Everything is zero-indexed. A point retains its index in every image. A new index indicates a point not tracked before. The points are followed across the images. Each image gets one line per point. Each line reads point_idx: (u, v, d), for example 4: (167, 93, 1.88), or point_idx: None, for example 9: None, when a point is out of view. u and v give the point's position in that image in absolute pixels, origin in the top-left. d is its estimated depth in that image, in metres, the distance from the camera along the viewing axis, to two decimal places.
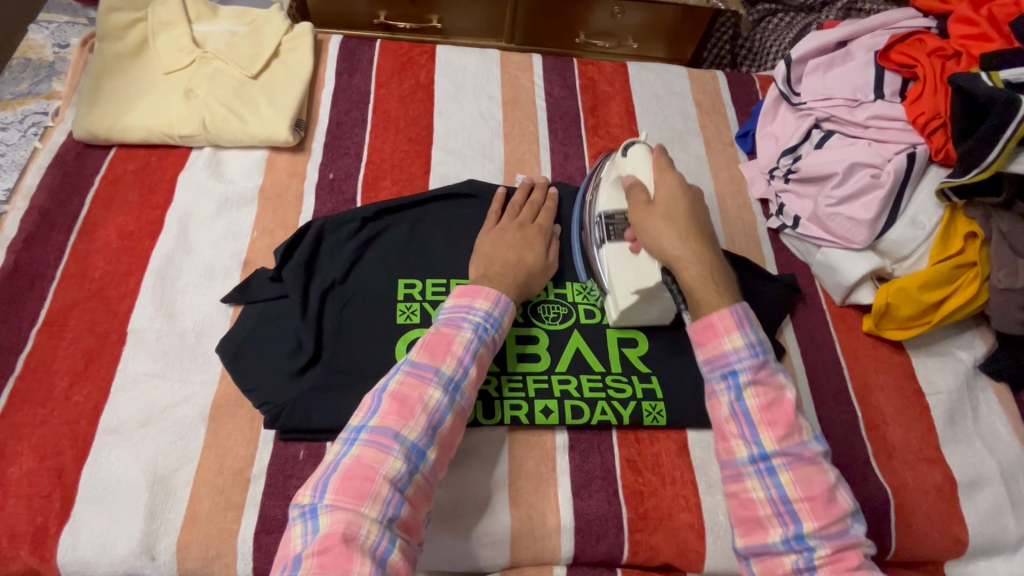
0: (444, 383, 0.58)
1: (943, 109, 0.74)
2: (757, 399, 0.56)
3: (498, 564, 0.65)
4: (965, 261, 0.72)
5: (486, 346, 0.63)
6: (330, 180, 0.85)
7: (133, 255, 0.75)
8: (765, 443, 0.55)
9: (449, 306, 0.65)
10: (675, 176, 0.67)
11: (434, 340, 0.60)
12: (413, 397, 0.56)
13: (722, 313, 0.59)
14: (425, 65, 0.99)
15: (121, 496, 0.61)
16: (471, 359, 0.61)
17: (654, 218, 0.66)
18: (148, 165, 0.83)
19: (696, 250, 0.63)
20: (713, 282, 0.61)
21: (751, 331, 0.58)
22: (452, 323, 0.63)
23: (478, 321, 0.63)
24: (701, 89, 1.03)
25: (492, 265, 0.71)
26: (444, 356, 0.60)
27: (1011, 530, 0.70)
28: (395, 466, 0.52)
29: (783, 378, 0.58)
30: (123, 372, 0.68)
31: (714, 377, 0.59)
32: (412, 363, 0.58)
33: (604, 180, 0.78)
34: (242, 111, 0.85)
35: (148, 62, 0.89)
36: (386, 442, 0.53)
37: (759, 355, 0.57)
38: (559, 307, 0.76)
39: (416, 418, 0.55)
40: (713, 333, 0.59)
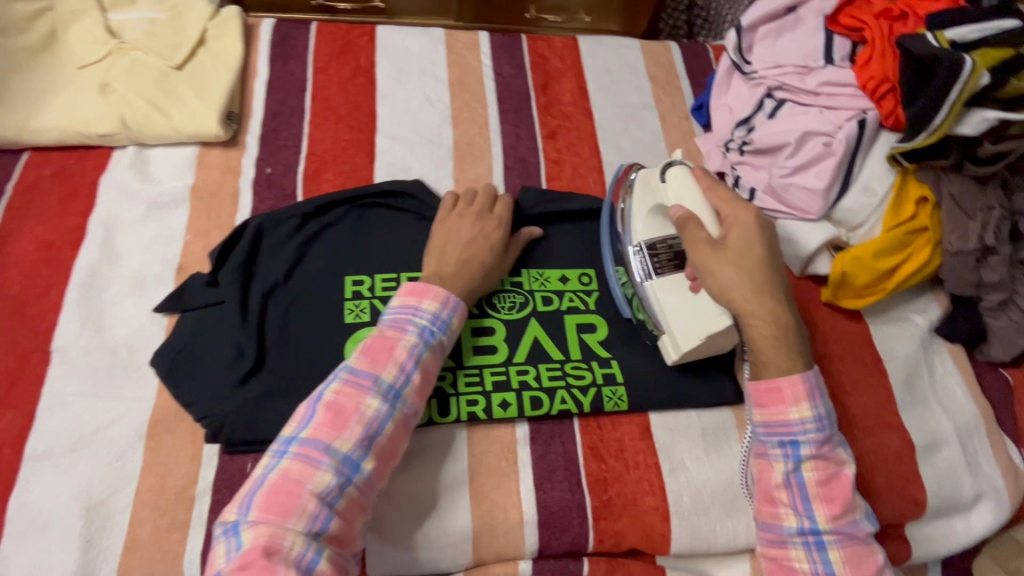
0: (384, 391, 0.56)
1: (891, 72, 0.73)
2: (816, 474, 0.60)
3: (461, 565, 0.63)
4: (916, 226, 0.72)
5: (433, 351, 0.60)
6: (267, 175, 0.80)
7: (54, 267, 0.70)
8: (819, 520, 0.59)
9: (397, 306, 0.62)
10: (747, 217, 0.65)
11: (374, 345, 0.58)
12: (349, 407, 0.54)
13: (789, 376, 0.60)
14: (365, 47, 0.94)
15: (54, 526, 0.57)
16: (415, 365, 0.58)
17: (725, 268, 0.63)
18: (65, 169, 0.77)
19: (767, 306, 0.62)
20: (783, 342, 0.61)
21: (819, 402, 0.61)
22: (398, 326, 0.60)
23: (425, 324, 0.60)
24: (654, 61, 1.00)
25: (444, 260, 0.68)
26: (386, 361, 0.57)
27: (967, 488, 0.72)
28: (324, 480, 0.50)
29: (841, 454, 0.62)
30: (50, 394, 0.63)
31: (772, 442, 0.61)
32: (350, 370, 0.55)
33: (641, 204, 0.74)
34: (166, 105, 0.79)
35: (59, 56, 0.82)
36: (316, 456, 0.51)
37: (825, 431, 0.60)
38: (516, 296, 0.74)
39: (351, 429, 0.53)
40: (779, 398, 0.61)
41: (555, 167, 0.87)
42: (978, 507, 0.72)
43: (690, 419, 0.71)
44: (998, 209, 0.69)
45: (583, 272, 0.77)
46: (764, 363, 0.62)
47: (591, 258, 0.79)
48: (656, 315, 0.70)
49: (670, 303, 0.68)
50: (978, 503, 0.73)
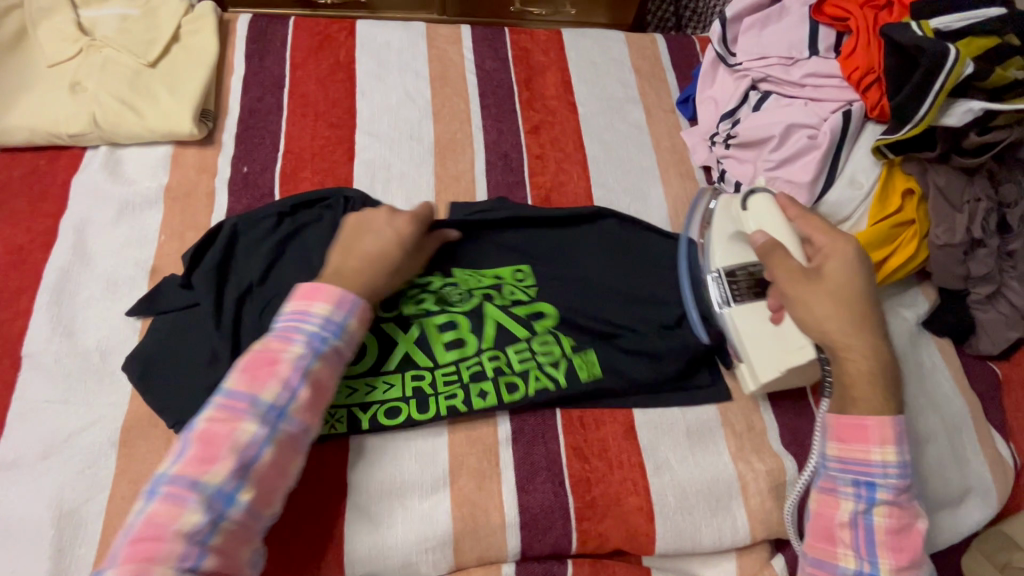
0: (263, 413, 0.54)
1: (876, 63, 0.71)
2: (887, 520, 0.58)
3: (441, 569, 0.62)
4: (903, 219, 0.71)
5: (323, 361, 0.57)
6: (244, 174, 0.78)
7: (24, 270, 0.69)
8: (882, 567, 0.57)
9: (284, 315, 0.59)
10: (846, 248, 0.63)
11: (253, 364, 0.55)
12: (222, 435, 0.52)
13: (876, 418, 0.58)
14: (344, 42, 0.92)
15: (25, 535, 0.56)
16: (301, 379, 0.56)
17: (821, 300, 0.62)
18: (36, 170, 0.75)
19: (865, 343, 0.60)
20: (876, 382, 0.60)
21: (905, 449, 0.59)
22: (283, 338, 0.57)
23: (313, 332, 0.58)
24: (639, 54, 0.99)
25: (347, 257, 0.64)
26: (265, 380, 0.55)
27: (955, 484, 0.71)
28: (191, 519, 0.49)
29: (916, 506, 0.60)
30: (21, 401, 0.62)
31: (847, 479, 0.59)
32: (226, 395, 0.54)
33: (720, 231, 0.73)
34: (139, 103, 0.78)
35: (29, 54, 0.81)
36: (182, 494, 0.49)
37: (905, 479, 0.58)
38: (447, 293, 0.71)
39: (223, 459, 0.51)
40: (863, 437, 0.58)
41: (539, 162, 0.85)
42: (966, 503, 0.72)
43: (674, 417, 0.70)
44: (985, 201, 0.69)
45: (516, 269, 0.75)
46: (851, 401, 0.60)
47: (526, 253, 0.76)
48: (736, 342, 0.69)
49: (749, 331, 0.68)
50: (966, 498, 0.72)
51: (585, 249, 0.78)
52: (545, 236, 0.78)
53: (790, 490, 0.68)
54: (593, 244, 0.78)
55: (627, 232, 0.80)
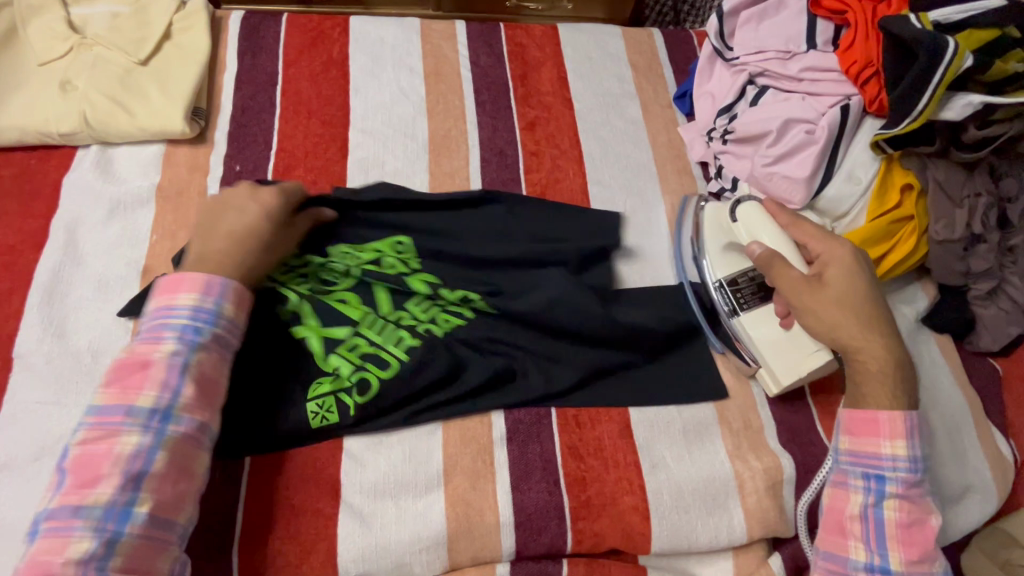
0: (144, 420, 0.53)
1: (875, 56, 0.70)
2: (897, 514, 0.59)
3: (436, 569, 0.62)
4: (901, 215, 0.70)
5: (201, 352, 0.57)
6: (236, 173, 0.78)
7: (15, 271, 0.68)
8: (891, 559, 0.58)
9: (149, 316, 0.58)
10: (840, 251, 0.65)
11: (120, 375, 0.55)
12: (99, 453, 0.51)
13: (891, 411, 0.60)
14: (338, 39, 0.91)
15: (15, 538, 0.56)
16: (180, 376, 0.55)
17: (825, 305, 0.63)
18: (27, 169, 0.75)
19: (875, 341, 0.62)
20: (888, 378, 0.61)
21: (916, 443, 0.60)
22: (152, 340, 0.56)
23: (184, 326, 0.57)
24: (636, 49, 0.98)
25: (210, 238, 0.63)
26: (136, 391, 0.54)
27: (954, 482, 0.71)
28: (82, 545, 0.48)
29: (928, 502, 0.61)
30: (12, 402, 0.62)
31: (856, 471, 0.61)
32: (95, 412, 0.53)
33: (712, 244, 0.75)
34: (130, 102, 0.77)
35: (18, 52, 0.80)
36: (66, 524, 0.49)
37: (916, 473, 0.59)
38: (328, 268, 0.70)
39: (106, 475, 0.51)
40: (873, 429, 0.60)
41: (534, 159, 0.85)
42: (967, 501, 0.71)
43: (670, 415, 0.69)
44: (985, 196, 0.68)
45: (396, 242, 0.73)
46: (867, 397, 0.61)
47: (402, 226, 0.74)
48: (748, 349, 0.71)
49: (761, 339, 0.70)
50: (966, 497, 0.71)
51: (468, 224, 0.76)
52: (429, 209, 0.76)
53: (787, 488, 0.67)
54: (477, 219, 0.77)
55: (516, 207, 0.78)
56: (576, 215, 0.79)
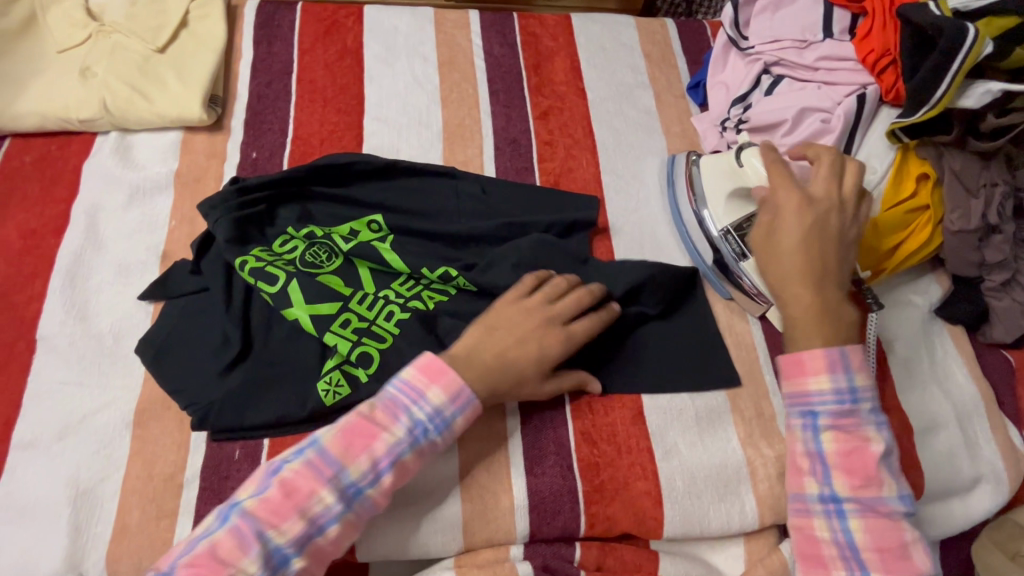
0: (344, 487, 0.53)
1: (892, 44, 0.70)
2: (836, 445, 0.56)
3: (451, 550, 0.63)
4: (917, 205, 0.70)
5: (416, 450, 0.56)
6: (253, 160, 0.78)
7: (37, 255, 0.69)
8: (838, 488, 0.56)
9: (403, 383, 0.57)
10: (799, 199, 0.62)
11: (355, 429, 0.54)
12: (303, 491, 0.51)
13: (815, 353, 0.57)
14: (352, 28, 0.91)
15: (42, 514, 0.57)
16: (389, 464, 0.54)
17: (764, 247, 0.62)
18: (48, 155, 0.76)
19: (801, 288, 0.59)
20: (808, 328, 0.58)
21: (842, 374, 0.57)
22: (390, 413, 0.56)
23: (421, 418, 0.56)
24: (650, 39, 0.98)
25: (481, 343, 0.61)
26: (358, 454, 0.53)
27: (966, 471, 0.71)
28: (248, 570, 0.48)
29: (870, 428, 0.57)
30: (35, 383, 0.63)
31: (792, 412, 0.59)
32: (320, 452, 0.53)
33: (715, 194, 0.76)
34: (148, 89, 0.78)
35: (38, 40, 0.81)
36: (249, 539, 0.49)
37: (845, 402, 0.56)
38: (313, 249, 0.69)
39: (293, 519, 0.50)
40: (801, 370, 0.58)
41: (548, 148, 0.85)
42: (977, 490, 0.71)
43: (683, 403, 0.70)
44: (1002, 185, 0.67)
45: (371, 219, 0.72)
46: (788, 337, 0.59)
47: (378, 203, 0.74)
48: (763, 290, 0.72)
49: None
50: (977, 486, 0.71)
51: (442, 200, 0.76)
52: (417, 192, 0.76)
53: None
54: (451, 196, 0.77)
55: (489, 186, 0.78)
56: (583, 202, 0.79)
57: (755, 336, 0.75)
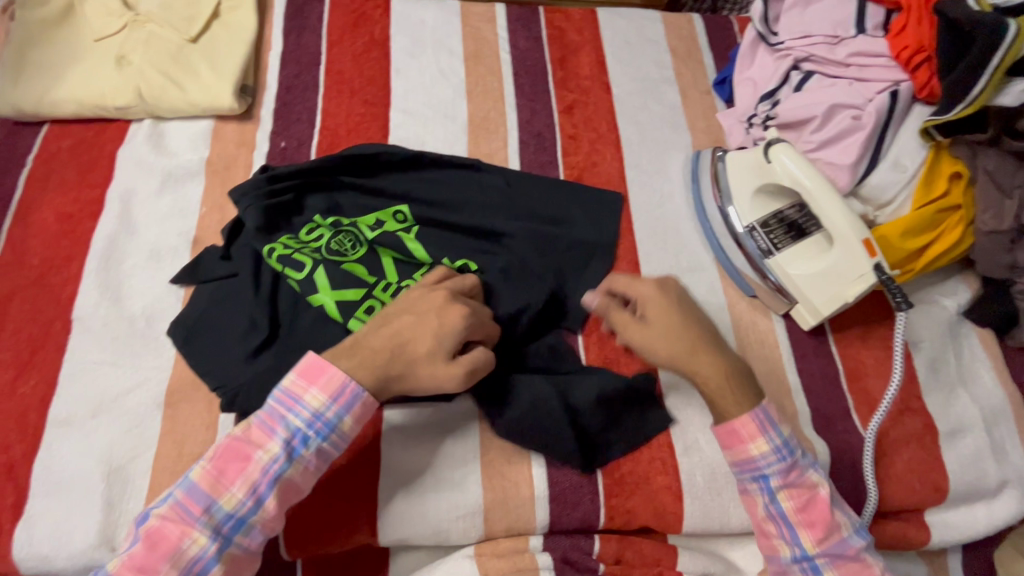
0: (218, 522, 0.50)
1: (927, 40, 0.69)
2: (792, 503, 0.58)
3: (471, 538, 0.63)
4: (949, 204, 0.69)
5: (298, 464, 0.52)
6: (281, 149, 0.80)
7: (73, 238, 0.71)
8: (806, 544, 0.57)
9: (278, 392, 0.53)
10: (655, 289, 0.63)
11: (223, 456, 0.51)
12: (172, 538, 0.48)
13: (745, 416, 0.58)
14: (379, 20, 0.92)
15: (77, 489, 0.59)
16: (267, 487, 0.51)
17: (654, 340, 0.62)
18: (84, 141, 0.78)
19: (708, 362, 0.61)
20: (732, 389, 0.60)
21: (775, 432, 0.58)
22: (266, 428, 0.52)
23: (298, 426, 0.52)
24: (676, 34, 0.97)
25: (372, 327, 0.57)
26: (229, 485, 0.50)
27: (992, 476, 0.69)
28: None
29: (814, 474, 0.59)
30: (71, 362, 0.65)
31: (745, 478, 0.59)
32: (185, 491, 0.50)
33: (742, 191, 0.76)
34: (181, 78, 0.79)
35: (75, 28, 0.83)
36: None
37: (787, 458, 0.58)
38: (338, 237, 0.69)
39: (165, 570, 0.48)
40: (738, 439, 0.58)
41: (572, 142, 0.85)
42: (1002, 495, 0.70)
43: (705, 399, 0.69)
44: None
45: (396, 211, 0.73)
46: (721, 410, 0.60)
47: (402, 194, 0.75)
48: (786, 287, 0.72)
49: (800, 275, 0.71)
50: (1001, 491, 0.71)
51: (465, 192, 0.77)
52: (442, 183, 0.77)
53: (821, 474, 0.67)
54: (475, 187, 0.77)
55: (513, 179, 0.78)
56: (606, 197, 0.79)
57: (779, 334, 0.74)
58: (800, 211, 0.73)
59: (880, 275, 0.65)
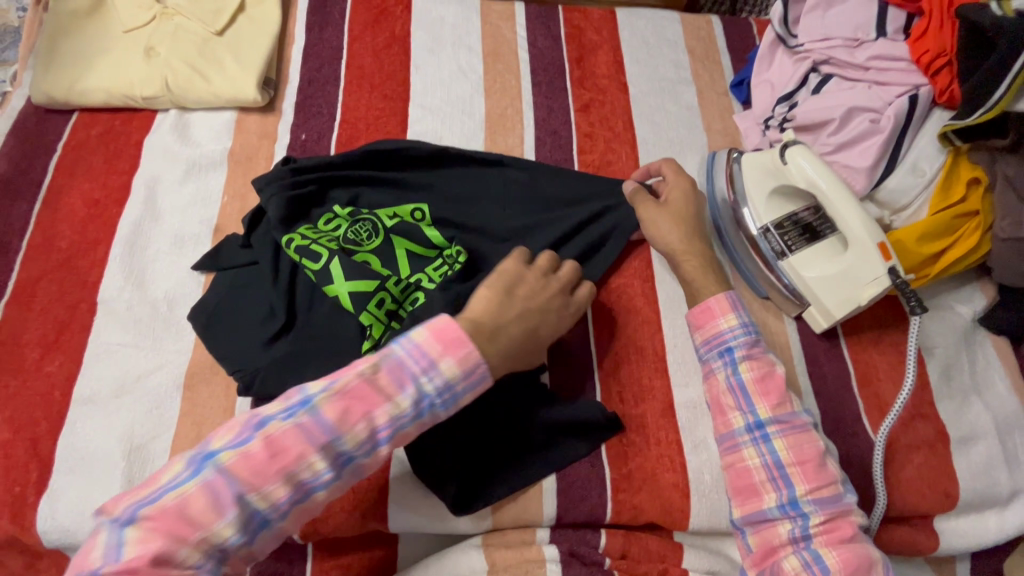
0: (336, 454, 0.49)
1: (948, 45, 0.69)
2: (752, 372, 0.63)
3: (481, 527, 0.64)
4: (967, 210, 0.68)
5: (416, 425, 0.52)
6: (302, 141, 0.81)
7: (100, 223, 0.73)
8: (760, 413, 0.62)
9: (414, 348, 0.52)
10: (687, 181, 0.73)
11: (355, 392, 0.49)
12: (290, 454, 0.47)
13: (719, 296, 0.67)
14: (401, 17, 0.93)
15: (98, 466, 0.61)
16: (387, 437, 0.50)
17: (663, 217, 0.71)
18: (111, 130, 0.80)
19: (697, 245, 0.71)
20: (712, 273, 0.69)
21: (744, 313, 0.66)
22: (394, 380, 0.50)
23: (427, 392, 0.51)
24: (694, 35, 0.98)
25: (506, 313, 0.60)
26: (354, 423, 0.49)
27: (1004, 484, 0.69)
28: (225, 531, 0.45)
29: (772, 357, 0.65)
30: (95, 343, 0.67)
31: (711, 356, 0.65)
32: (313, 417, 0.48)
33: (758, 193, 0.75)
34: (207, 69, 0.81)
35: (106, 19, 0.85)
36: (225, 500, 0.45)
37: (752, 333, 0.65)
38: (355, 227, 0.69)
39: (279, 481, 0.47)
40: (711, 315, 0.66)
41: (588, 140, 0.86)
42: (1013, 504, 0.70)
43: None
44: None
45: (414, 208, 0.73)
46: (700, 291, 0.68)
47: (426, 187, 0.76)
48: (799, 290, 0.72)
49: (815, 278, 0.70)
50: (1014, 499, 0.70)
51: (488, 188, 0.78)
52: (466, 178, 0.78)
53: None
54: (498, 182, 0.78)
55: (532, 175, 0.79)
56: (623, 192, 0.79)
57: (790, 336, 0.75)
58: (815, 213, 0.73)
59: (894, 279, 0.65)
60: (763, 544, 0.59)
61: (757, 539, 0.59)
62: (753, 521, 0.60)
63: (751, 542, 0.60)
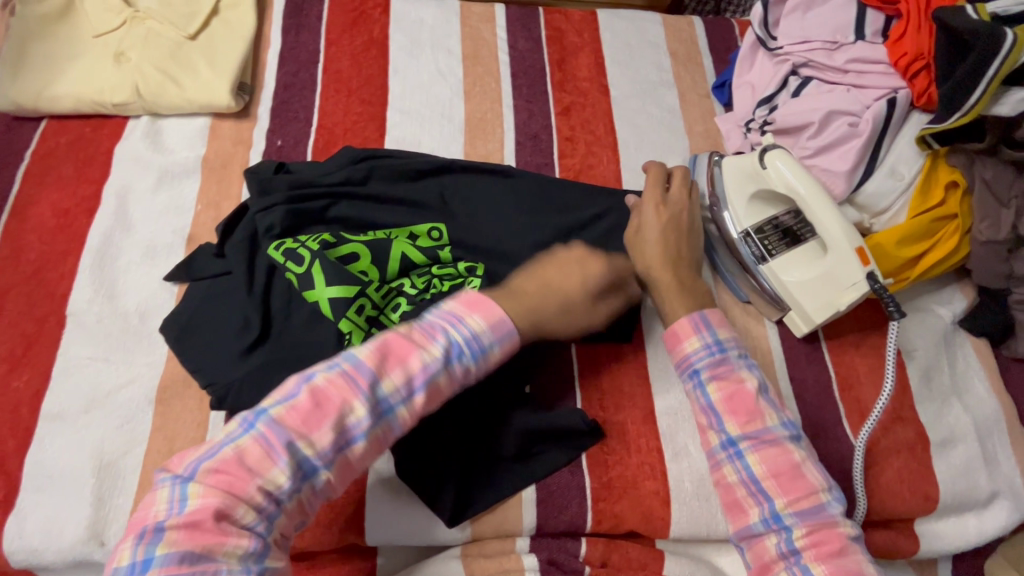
0: (376, 402, 0.50)
1: (926, 48, 0.69)
2: (720, 393, 0.61)
3: (459, 538, 0.64)
4: (945, 213, 0.68)
5: (448, 376, 0.52)
6: (278, 147, 0.80)
7: (69, 234, 0.72)
8: (731, 430, 0.60)
9: (440, 311, 0.55)
10: (649, 208, 0.69)
11: (392, 344, 0.52)
12: (332, 402, 0.48)
13: (679, 322, 0.65)
14: (379, 19, 0.92)
15: (67, 483, 0.59)
16: (422, 385, 0.51)
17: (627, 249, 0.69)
18: (82, 137, 0.78)
19: (659, 275, 0.67)
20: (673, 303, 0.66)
21: (708, 332, 0.64)
22: (427, 334, 0.53)
23: (458, 342, 0.53)
24: (676, 37, 0.97)
25: (527, 279, 0.63)
26: (393, 369, 0.51)
27: (983, 486, 0.69)
28: (279, 477, 0.46)
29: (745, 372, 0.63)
30: (64, 357, 0.65)
31: (682, 379, 0.65)
32: (353, 362, 0.50)
33: (738, 196, 0.73)
34: (179, 75, 0.80)
35: (75, 23, 0.83)
36: (277, 446, 0.46)
37: (716, 353, 0.63)
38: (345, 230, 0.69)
39: (324, 428, 0.47)
40: (674, 340, 0.65)
41: (569, 144, 0.85)
42: (993, 505, 0.70)
43: None
44: None
45: (432, 227, 0.71)
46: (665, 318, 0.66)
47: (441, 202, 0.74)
48: (779, 293, 0.72)
49: (793, 282, 0.70)
50: (993, 500, 0.70)
51: (497, 199, 0.74)
52: (475, 188, 0.74)
53: None
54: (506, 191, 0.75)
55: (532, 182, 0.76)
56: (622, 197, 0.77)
57: (771, 340, 0.75)
58: (795, 217, 0.72)
59: (872, 284, 0.65)
60: (756, 561, 0.57)
61: (751, 556, 0.58)
62: (745, 536, 0.59)
63: (747, 558, 0.58)
